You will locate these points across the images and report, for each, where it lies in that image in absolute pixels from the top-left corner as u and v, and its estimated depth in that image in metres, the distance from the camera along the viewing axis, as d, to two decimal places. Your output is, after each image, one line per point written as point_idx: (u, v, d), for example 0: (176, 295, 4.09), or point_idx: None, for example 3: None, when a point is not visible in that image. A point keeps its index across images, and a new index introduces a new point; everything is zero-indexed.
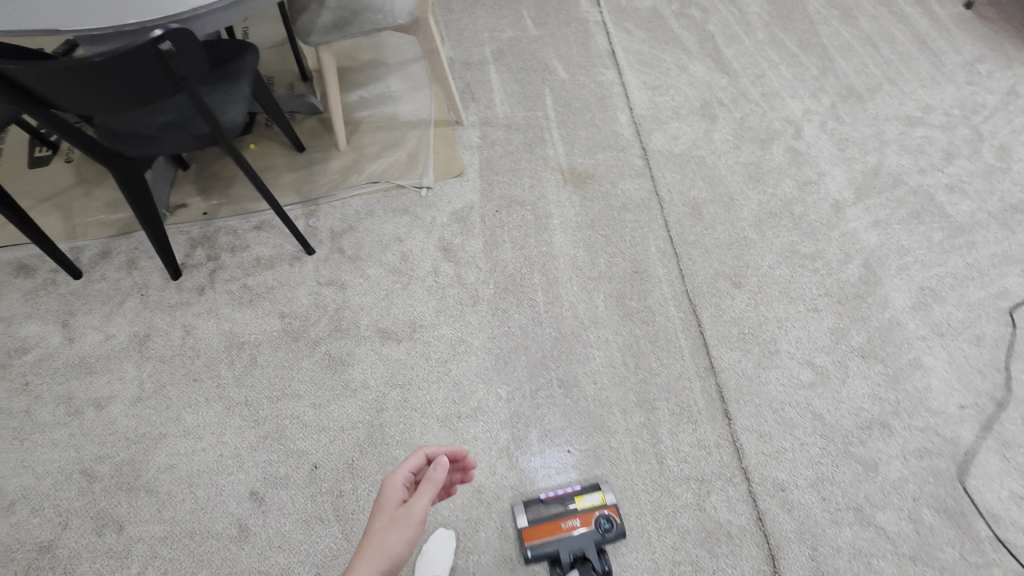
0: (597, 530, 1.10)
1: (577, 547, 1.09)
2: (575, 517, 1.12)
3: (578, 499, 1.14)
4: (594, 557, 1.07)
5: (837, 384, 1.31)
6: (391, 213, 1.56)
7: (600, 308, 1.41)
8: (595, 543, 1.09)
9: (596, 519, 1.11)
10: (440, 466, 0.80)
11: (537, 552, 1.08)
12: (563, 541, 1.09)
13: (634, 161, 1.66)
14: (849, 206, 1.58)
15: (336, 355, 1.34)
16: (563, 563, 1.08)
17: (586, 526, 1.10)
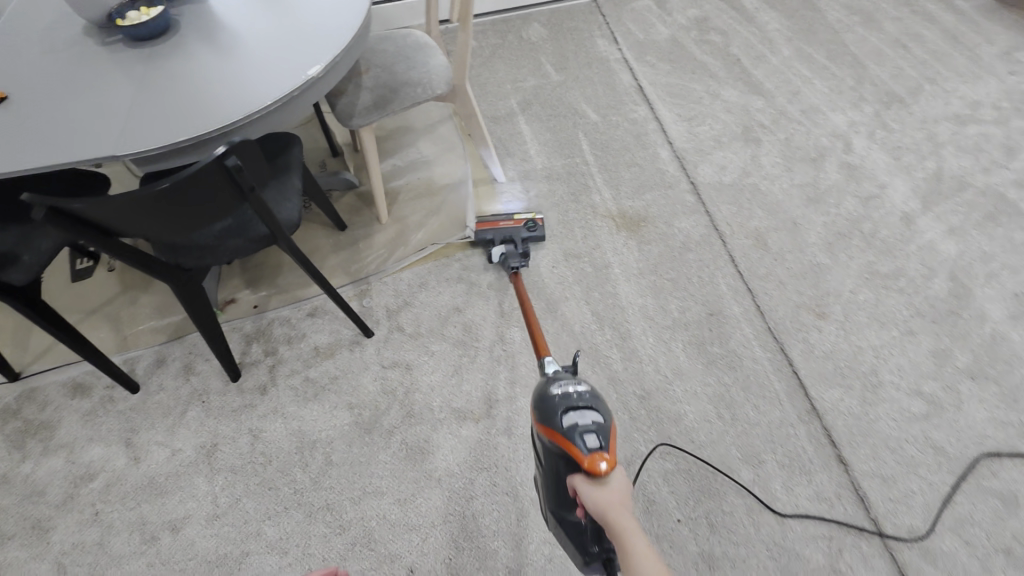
0: (525, 228, 1.50)
1: (506, 234, 1.50)
2: (508, 221, 1.53)
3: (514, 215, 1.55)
4: (519, 241, 1.49)
5: (952, 413, 1.22)
6: (445, 282, 1.51)
7: (681, 358, 1.34)
8: (523, 236, 1.50)
9: (524, 222, 1.52)
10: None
11: (479, 234, 1.50)
12: (498, 231, 1.51)
13: (685, 197, 1.61)
14: (920, 216, 1.51)
15: (413, 443, 1.27)
16: (495, 243, 1.50)
17: (516, 224, 1.51)
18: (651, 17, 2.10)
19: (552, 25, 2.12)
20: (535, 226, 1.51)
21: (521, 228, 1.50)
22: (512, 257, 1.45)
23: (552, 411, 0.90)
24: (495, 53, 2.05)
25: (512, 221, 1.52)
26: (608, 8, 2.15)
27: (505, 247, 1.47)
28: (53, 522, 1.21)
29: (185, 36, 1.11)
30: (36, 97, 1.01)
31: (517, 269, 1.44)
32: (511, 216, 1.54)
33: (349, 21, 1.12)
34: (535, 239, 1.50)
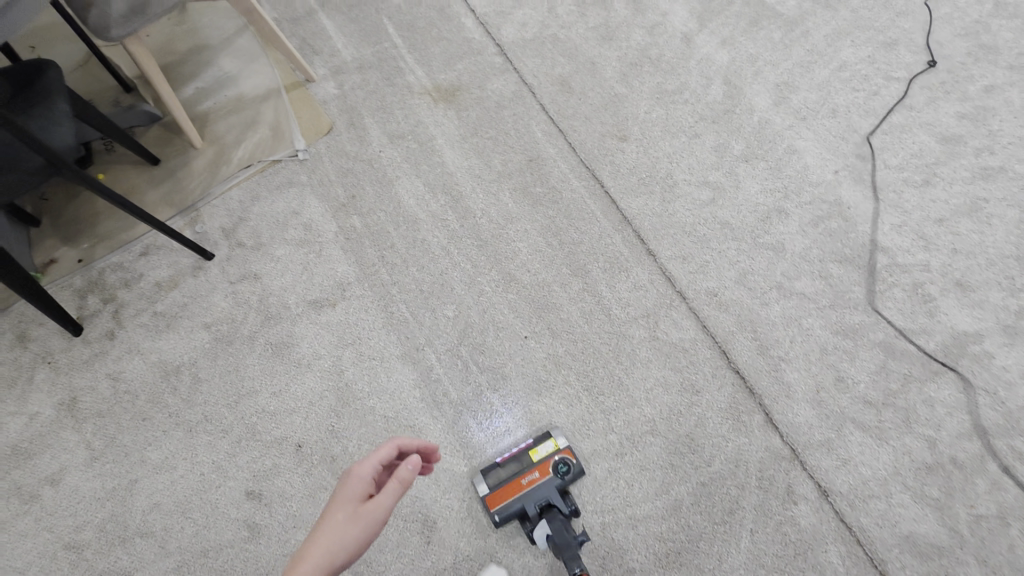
0: (557, 476, 1.11)
1: (540, 496, 1.10)
2: (532, 471, 1.12)
3: (533, 455, 1.15)
4: (559, 501, 1.09)
5: (732, 192, 1.44)
6: (276, 190, 1.50)
7: (510, 204, 1.45)
8: (557, 489, 1.11)
9: (554, 468, 1.12)
10: (411, 467, 0.78)
11: (503, 513, 1.09)
12: (528, 496, 1.10)
13: (493, 59, 1.67)
14: (697, 35, 1.68)
15: (277, 341, 1.32)
16: (529, 515, 1.08)
17: (546, 477, 1.11)
18: None
19: None
20: (568, 466, 1.12)
21: (552, 479, 1.11)
22: (562, 538, 1.02)
23: None
24: None
25: (538, 473, 1.12)
26: None
27: (547, 524, 1.06)
28: None
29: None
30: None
31: (580, 542, 1.02)
32: (533, 461, 1.13)
33: None
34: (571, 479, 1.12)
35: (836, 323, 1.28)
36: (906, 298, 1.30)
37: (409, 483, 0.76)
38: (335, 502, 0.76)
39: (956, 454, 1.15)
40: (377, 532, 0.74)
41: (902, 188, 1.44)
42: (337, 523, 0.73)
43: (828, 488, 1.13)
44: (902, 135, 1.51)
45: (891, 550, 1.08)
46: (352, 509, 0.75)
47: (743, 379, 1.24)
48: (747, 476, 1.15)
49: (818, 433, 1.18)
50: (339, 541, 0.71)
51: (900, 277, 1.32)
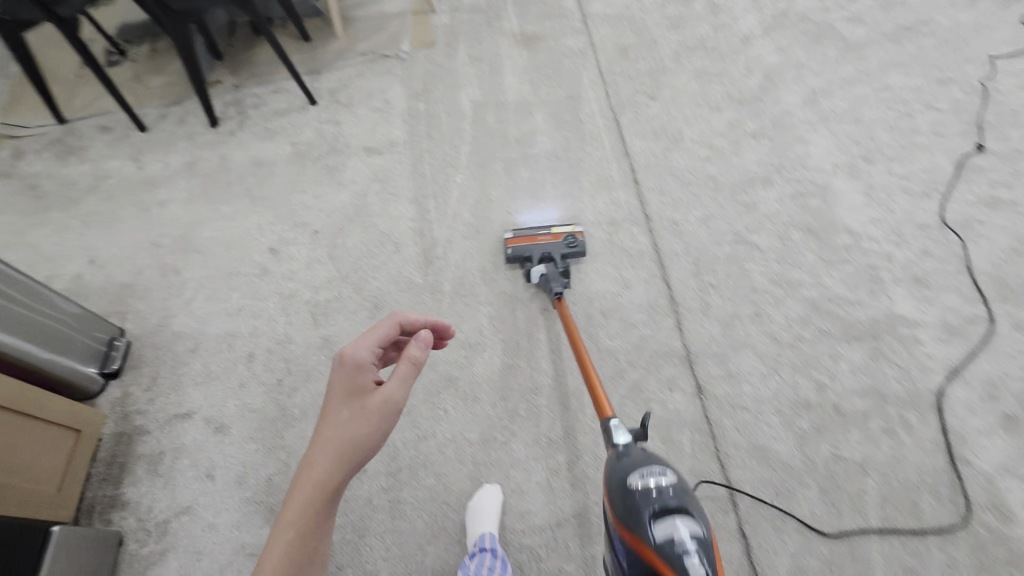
0: (565, 246, 1.39)
1: (545, 251, 1.39)
2: (547, 236, 1.41)
3: (551, 229, 1.43)
4: (558, 258, 1.37)
5: (729, 156, 1.59)
6: (377, 74, 1.96)
7: (540, 122, 1.75)
8: (562, 254, 1.38)
9: (563, 237, 1.40)
10: (420, 345, 0.84)
11: (516, 250, 1.38)
12: (537, 247, 1.39)
13: (575, 23, 2.01)
14: (757, 39, 1.87)
15: (332, 165, 1.74)
16: (532, 260, 1.37)
17: (555, 240, 1.40)
18: None
19: None
20: (575, 240, 1.39)
21: (560, 243, 1.39)
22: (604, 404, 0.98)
23: (638, 514, 0.71)
24: None
25: (551, 235, 1.40)
26: None
27: (545, 266, 1.35)
28: (82, 199, 1.75)
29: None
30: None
31: (558, 294, 1.29)
32: (550, 230, 1.42)
33: None
34: (573, 255, 1.39)
35: (776, 273, 1.36)
36: (853, 273, 1.35)
37: (418, 366, 0.82)
38: (340, 393, 0.81)
39: (841, 403, 1.17)
40: (394, 419, 0.80)
41: (895, 191, 1.48)
42: (346, 418, 0.78)
43: (705, 388, 1.22)
44: (919, 153, 1.55)
45: (737, 452, 1.13)
46: (360, 399, 0.80)
47: (669, 290, 1.37)
48: (639, 358, 1.28)
49: (715, 346, 1.27)
50: (354, 433, 0.77)
51: (857, 256, 1.37)
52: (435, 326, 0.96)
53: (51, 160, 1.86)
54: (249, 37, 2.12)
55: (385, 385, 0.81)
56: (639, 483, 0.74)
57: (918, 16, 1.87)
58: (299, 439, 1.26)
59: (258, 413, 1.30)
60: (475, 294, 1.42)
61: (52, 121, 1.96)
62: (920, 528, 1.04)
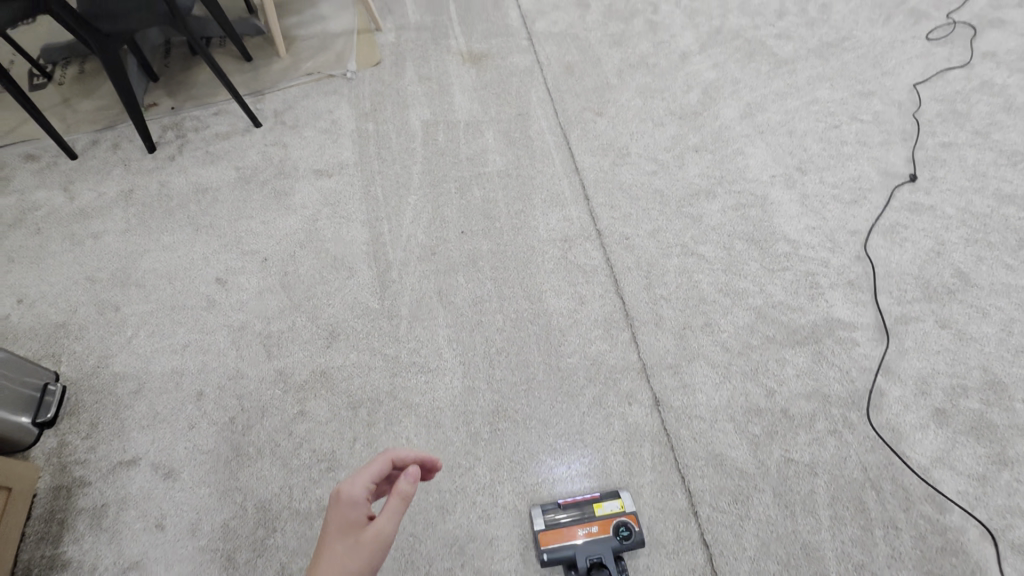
0: (617, 538, 1.07)
1: (595, 553, 1.06)
2: (592, 525, 1.09)
3: (595, 507, 1.11)
4: (612, 566, 1.04)
5: (674, 170, 1.65)
6: (323, 94, 1.93)
7: (490, 141, 1.76)
8: (613, 551, 1.06)
9: (615, 528, 1.07)
10: (410, 479, 0.77)
11: (554, 557, 1.06)
12: (581, 547, 1.07)
13: (521, 41, 2.04)
14: (695, 55, 1.96)
15: (280, 189, 1.69)
16: (579, 569, 1.05)
17: (606, 534, 1.07)
18: None
19: None
20: (629, 528, 1.08)
21: (609, 538, 1.07)
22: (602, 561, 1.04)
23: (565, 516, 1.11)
24: None
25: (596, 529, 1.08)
26: None
27: None
28: (6, 233, 1.63)
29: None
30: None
31: None
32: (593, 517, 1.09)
33: None
34: (628, 548, 1.07)
35: (723, 282, 1.42)
36: (795, 280, 1.41)
37: (408, 502, 0.75)
38: (330, 532, 0.74)
39: (789, 406, 1.22)
40: (383, 559, 0.72)
41: (828, 200, 1.56)
42: (336, 559, 0.70)
43: (661, 400, 1.25)
44: (847, 162, 1.65)
45: (697, 460, 1.17)
46: (352, 537, 0.73)
47: (624, 304, 1.40)
48: (598, 373, 1.30)
49: (671, 357, 1.31)
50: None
51: (797, 262, 1.44)
52: (428, 462, 0.87)
53: None
54: (186, 57, 2.05)
55: (376, 520, 0.74)
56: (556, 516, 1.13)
57: (840, 32, 2.00)
58: (255, 479, 1.21)
59: (210, 454, 1.24)
60: (433, 318, 1.41)
61: None
62: (868, 523, 1.09)
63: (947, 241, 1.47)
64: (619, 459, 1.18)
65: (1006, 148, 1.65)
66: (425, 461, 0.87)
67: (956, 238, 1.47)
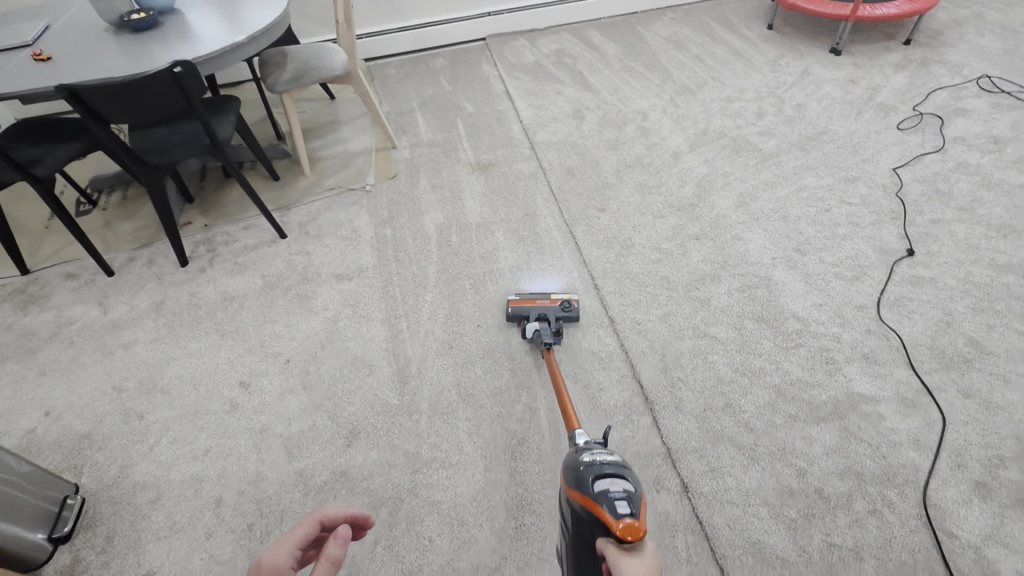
0: (560, 308, 1.52)
1: (543, 311, 1.52)
2: (546, 300, 1.56)
3: (551, 295, 1.58)
4: (553, 320, 1.50)
5: (678, 257, 1.73)
6: (344, 205, 2.09)
7: (501, 239, 1.88)
8: (557, 315, 1.52)
9: (561, 301, 1.54)
10: (340, 540, 0.63)
11: (517, 309, 1.53)
12: (536, 307, 1.54)
13: (524, 150, 2.25)
14: (685, 154, 2.13)
15: (304, 293, 1.78)
16: (531, 318, 1.51)
17: (554, 303, 1.54)
18: (524, 50, 2.89)
19: (453, 58, 2.92)
20: (570, 306, 1.53)
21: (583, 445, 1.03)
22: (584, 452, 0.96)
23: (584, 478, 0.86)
24: (408, 76, 2.83)
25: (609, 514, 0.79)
26: (495, 47, 2.95)
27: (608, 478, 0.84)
28: (41, 348, 1.71)
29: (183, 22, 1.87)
30: (77, 57, 1.69)
31: (547, 344, 1.42)
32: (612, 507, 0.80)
33: (257, 22, 1.82)
34: (569, 317, 1.52)
35: (738, 362, 1.43)
36: (809, 356, 1.43)
37: (341, 562, 0.62)
38: None
39: (823, 487, 1.18)
40: None
41: (830, 278, 1.62)
42: None
43: (690, 486, 1.21)
44: (842, 242, 1.73)
45: (734, 550, 1.11)
46: None
47: (642, 388, 1.40)
48: (622, 460, 1.28)
49: (694, 440, 1.29)
50: None
51: (809, 339, 1.46)
52: (361, 519, 0.75)
53: (10, 310, 1.83)
54: (220, 180, 2.25)
55: None
56: (604, 484, 0.83)
57: (816, 127, 2.18)
58: None
59: (226, 565, 1.20)
60: (452, 411, 1.42)
61: (15, 272, 1.96)
62: None
63: (955, 311, 1.50)
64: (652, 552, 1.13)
65: (993, 222, 1.73)
66: (358, 518, 0.75)
67: (962, 308, 1.50)
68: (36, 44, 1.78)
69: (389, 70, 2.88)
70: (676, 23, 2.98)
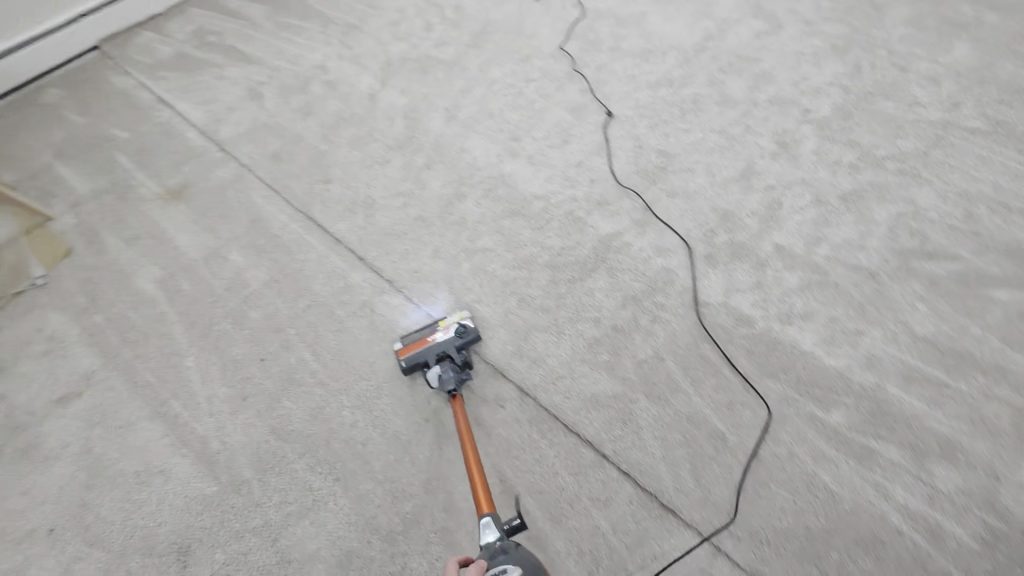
0: (457, 336, 1.32)
1: (438, 349, 1.30)
2: (437, 331, 1.35)
3: (440, 322, 1.37)
4: (455, 353, 1.29)
5: (420, 193, 1.73)
6: (21, 317, 1.62)
7: (240, 261, 1.66)
8: (458, 346, 1.31)
9: (453, 328, 1.33)
10: None
11: (410, 359, 1.29)
12: (431, 348, 1.31)
13: (215, 155, 1.97)
14: (380, 92, 2.08)
15: (25, 445, 1.37)
16: (430, 363, 1.29)
17: (449, 335, 1.33)
18: (156, 46, 2.44)
19: (69, 84, 2.34)
20: (467, 328, 1.34)
21: (451, 337, 1.32)
22: (447, 380, 1.23)
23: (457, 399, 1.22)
24: (18, 127, 2.20)
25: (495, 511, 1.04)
26: (116, 54, 2.44)
27: (440, 367, 1.26)
28: None
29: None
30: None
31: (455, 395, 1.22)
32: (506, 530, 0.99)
33: None
34: (470, 342, 1.33)
35: (512, 259, 1.53)
36: (562, 225, 1.58)
37: None
38: None
39: (616, 322, 1.37)
40: None
41: (548, 150, 1.78)
42: None
43: (525, 384, 1.30)
44: (543, 115, 1.89)
45: (579, 411, 1.25)
46: None
47: None
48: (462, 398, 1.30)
49: (510, 345, 1.37)
50: None
51: (554, 210, 1.62)
52: None
53: None
54: None
55: None
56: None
57: (480, 21, 2.29)
58: None
59: None
60: (282, 457, 1.28)
61: None
62: (717, 369, 1.27)
63: (641, 135, 1.77)
64: (522, 456, 1.20)
65: (635, 51, 2.05)
66: None
67: (644, 129, 1.79)
68: None
69: None
70: None
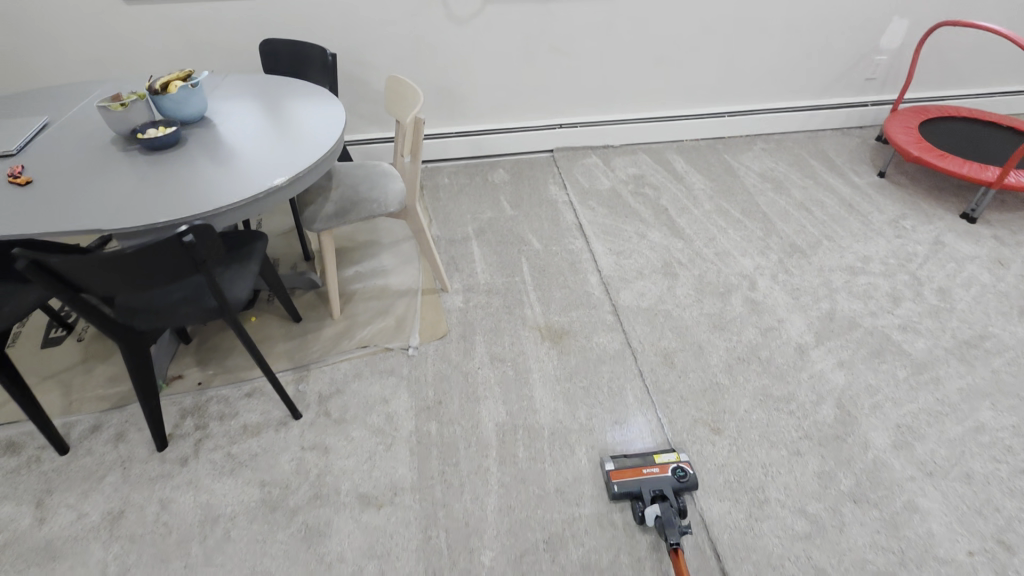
0: (675, 478, 1.29)
1: (655, 486, 1.28)
2: (653, 467, 1.33)
3: (655, 457, 1.35)
4: (671, 496, 1.26)
5: (834, 534, 1.24)
6: (378, 374, 1.64)
7: (584, 462, 1.40)
8: (673, 488, 1.28)
9: (671, 469, 1.31)
10: None
11: (624, 487, 1.28)
12: (646, 481, 1.29)
13: (606, 315, 1.81)
14: (812, 349, 1.68)
15: (313, 525, 1.29)
16: (644, 498, 1.26)
17: (663, 473, 1.31)
18: (597, 172, 2.52)
19: (514, 171, 2.56)
20: (683, 473, 1.31)
21: (669, 478, 1.29)
22: (669, 524, 1.18)
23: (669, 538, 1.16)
24: (462, 189, 2.46)
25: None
26: (562, 162, 2.59)
27: (659, 507, 1.23)
28: None
29: (213, 141, 1.50)
30: (67, 188, 1.30)
31: (677, 544, 1.15)
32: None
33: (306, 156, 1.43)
34: (685, 490, 1.29)
35: None
36: None
37: None
38: None
39: None
40: None
41: None
42: None
43: None
44: None
45: None
46: None
47: None
48: None
49: None
50: None
51: None
52: None
53: None
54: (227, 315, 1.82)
55: None
56: None
57: (973, 328, 1.75)
58: None
59: None
60: None
61: None
62: None
63: None
64: None
65: None
66: None
67: None
68: (26, 157, 1.41)
69: (441, 178, 2.52)
70: (768, 156, 2.63)
